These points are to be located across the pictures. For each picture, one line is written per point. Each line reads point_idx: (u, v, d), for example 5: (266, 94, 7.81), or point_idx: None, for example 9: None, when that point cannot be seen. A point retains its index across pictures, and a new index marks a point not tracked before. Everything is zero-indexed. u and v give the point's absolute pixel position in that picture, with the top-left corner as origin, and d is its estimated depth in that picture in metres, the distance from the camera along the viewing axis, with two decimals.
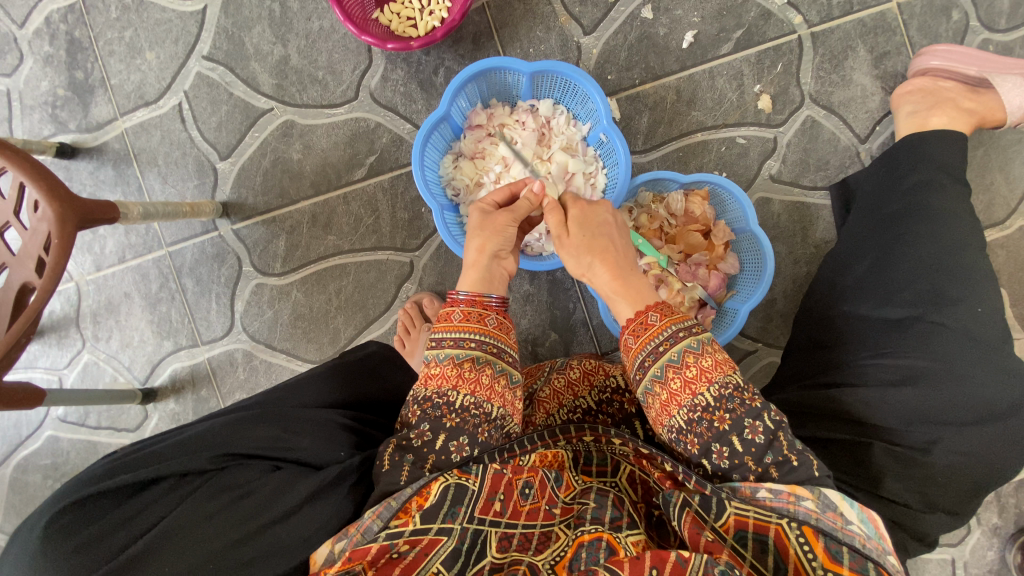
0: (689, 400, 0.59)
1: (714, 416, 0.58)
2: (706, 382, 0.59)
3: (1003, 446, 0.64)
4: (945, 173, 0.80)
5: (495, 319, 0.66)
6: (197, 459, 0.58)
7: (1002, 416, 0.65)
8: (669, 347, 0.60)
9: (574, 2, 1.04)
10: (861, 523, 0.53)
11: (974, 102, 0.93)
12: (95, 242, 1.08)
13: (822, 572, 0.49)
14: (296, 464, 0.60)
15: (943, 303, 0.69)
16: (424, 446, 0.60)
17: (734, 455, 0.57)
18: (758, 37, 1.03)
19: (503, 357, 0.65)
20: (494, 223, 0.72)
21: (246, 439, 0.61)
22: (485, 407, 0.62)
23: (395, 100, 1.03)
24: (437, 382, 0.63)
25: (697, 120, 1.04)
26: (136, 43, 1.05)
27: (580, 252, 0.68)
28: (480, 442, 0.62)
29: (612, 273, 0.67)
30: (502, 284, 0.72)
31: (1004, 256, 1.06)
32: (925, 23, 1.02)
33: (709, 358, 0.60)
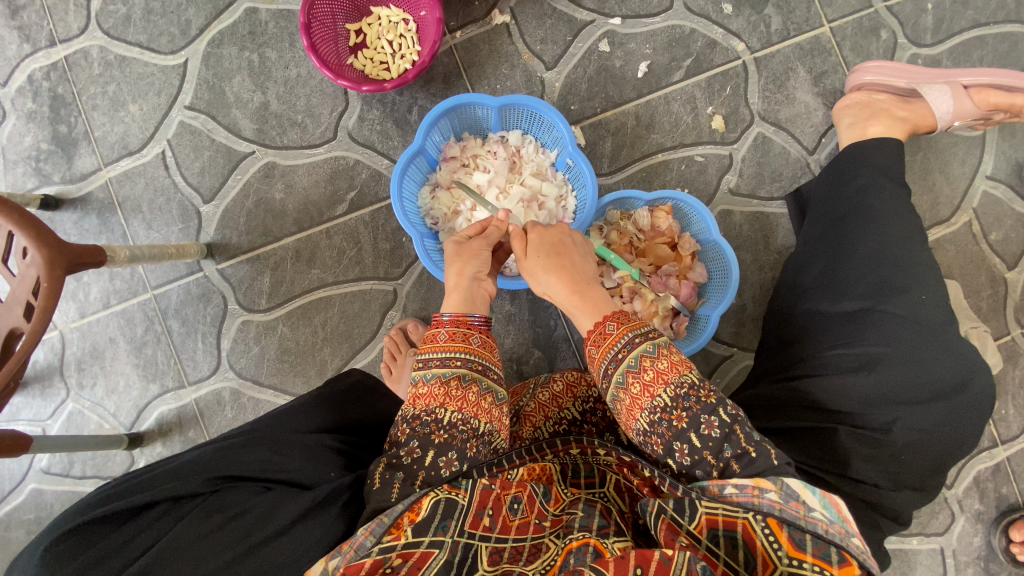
0: (649, 402, 0.62)
1: (674, 415, 0.62)
2: (664, 383, 0.62)
3: (959, 421, 0.69)
4: (883, 176, 0.87)
5: (479, 338, 0.69)
6: (191, 483, 0.59)
7: (952, 392, 0.70)
8: (627, 354, 0.64)
9: (535, 41, 1.12)
10: (823, 508, 0.55)
11: (907, 111, 1.01)
12: (80, 289, 1.10)
13: (788, 561, 0.52)
14: (286, 484, 0.61)
15: (891, 293, 0.74)
16: (413, 464, 0.62)
17: (695, 450, 0.60)
18: (706, 63, 1.12)
19: (488, 374, 0.67)
20: (469, 248, 0.77)
21: (237, 462, 0.62)
22: (472, 423, 0.64)
23: (373, 138, 1.08)
24: (425, 400, 0.65)
25: (657, 142, 1.12)
26: (119, 97, 1.10)
27: (539, 269, 0.74)
28: (469, 457, 0.63)
29: (568, 287, 0.72)
30: (485, 305, 0.75)
31: (953, 250, 1.13)
32: (856, 44, 1.13)
33: (665, 360, 0.63)
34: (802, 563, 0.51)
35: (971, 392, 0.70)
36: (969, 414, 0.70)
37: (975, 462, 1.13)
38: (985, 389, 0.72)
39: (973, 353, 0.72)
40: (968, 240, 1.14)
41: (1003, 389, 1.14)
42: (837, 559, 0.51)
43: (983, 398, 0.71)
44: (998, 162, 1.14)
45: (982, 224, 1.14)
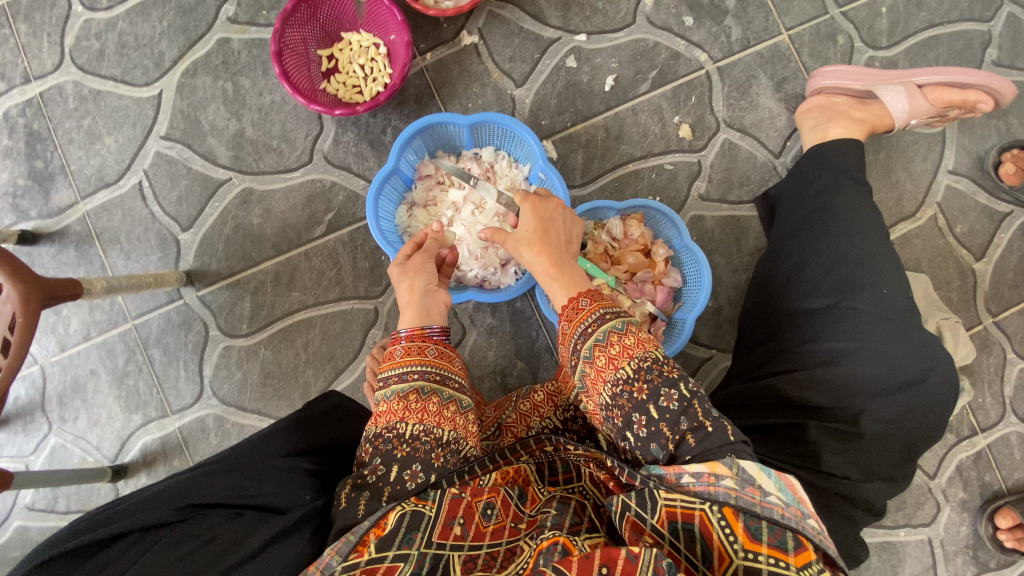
0: (612, 375, 0.67)
1: (636, 388, 0.65)
2: (629, 357, 0.67)
3: (925, 410, 0.71)
4: (843, 176, 0.90)
5: (434, 349, 0.73)
6: (159, 512, 0.59)
7: (915, 382, 0.71)
8: (597, 328, 0.69)
9: (504, 59, 1.15)
10: (778, 491, 0.56)
11: (864, 113, 1.05)
12: (59, 323, 1.09)
13: (744, 554, 0.52)
14: (257, 510, 0.62)
15: (854, 289, 0.76)
16: (378, 480, 0.64)
17: (653, 421, 0.64)
18: (671, 75, 1.15)
19: (448, 384, 0.71)
20: (413, 266, 0.83)
21: (209, 489, 0.62)
22: (435, 433, 0.67)
23: (348, 159, 1.10)
24: (386, 417, 0.68)
25: (627, 152, 1.15)
26: (94, 130, 1.10)
27: (522, 240, 0.83)
28: (436, 468, 0.65)
29: (549, 262, 0.80)
30: (439, 314, 0.80)
31: (920, 244, 1.17)
32: (815, 50, 1.17)
33: (632, 336, 0.68)
34: (758, 554, 0.52)
35: (934, 381, 0.72)
36: (933, 403, 0.72)
37: (956, 451, 1.15)
38: (950, 379, 0.73)
39: (936, 344, 0.74)
40: (934, 234, 1.17)
41: (978, 377, 1.16)
42: (792, 546, 0.52)
43: (948, 386, 0.73)
44: (957, 157, 1.18)
45: (946, 217, 1.17)
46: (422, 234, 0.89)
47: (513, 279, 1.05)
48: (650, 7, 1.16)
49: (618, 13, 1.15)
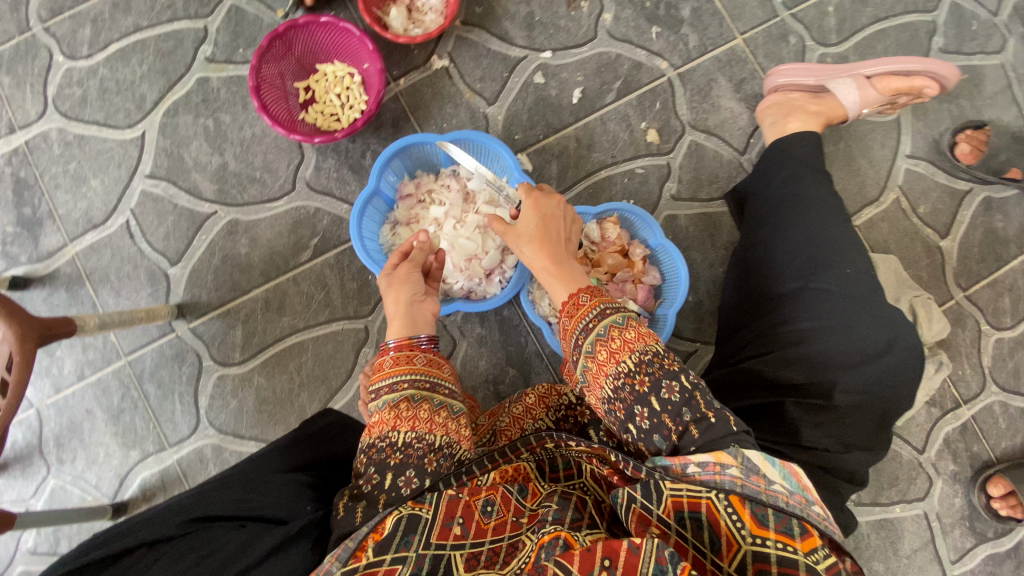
0: (614, 368, 0.69)
1: (637, 380, 0.68)
2: (630, 350, 0.69)
3: (893, 378, 0.75)
4: (802, 166, 0.95)
5: (423, 357, 0.76)
6: (164, 526, 0.59)
7: (882, 352, 0.75)
8: (597, 323, 0.72)
9: (474, 80, 1.20)
10: (783, 480, 0.60)
11: (819, 106, 1.10)
12: (53, 364, 1.10)
13: (752, 539, 0.55)
14: (259, 521, 0.63)
15: (819, 271, 0.80)
16: (374, 489, 0.65)
17: (655, 412, 0.66)
18: (635, 84, 1.21)
19: (438, 391, 0.73)
20: (400, 276, 0.86)
21: (213, 503, 0.63)
22: (427, 438, 0.68)
23: (330, 185, 1.13)
24: (379, 427, 0.70)
25: (599, 160, 1.19)
26: (80, 173, 1.13)
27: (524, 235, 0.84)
28: (430, 472, 0.67)
29: (550, 260, 0.82)
30: (427, 323, 0.83)
31: (886, 227, 1.21)
32: (769, 51, 1.23)
33: (632, 331, 0.70)
34: (766, 540, 0.55)
35: (900, 351, 0.76)
36: (899, 371, 0.76)
37: (943, 425, 1.18)
38: (916, 347, 0.77)
39: (900, 316, 0.78)
40: (899, 216, 1.22)
41: (956, 351, 1.20)
42: (799, 532, 0.55)
43: (912, 355, 0.77)
44: (913, 142, 1.24)
45: (909, 199, 1.23)
46: (409, 243, 0.91)
47: (498, 288, 1.08)
48: (610, 22, 1.21)
49: (579, 29, 1.21)
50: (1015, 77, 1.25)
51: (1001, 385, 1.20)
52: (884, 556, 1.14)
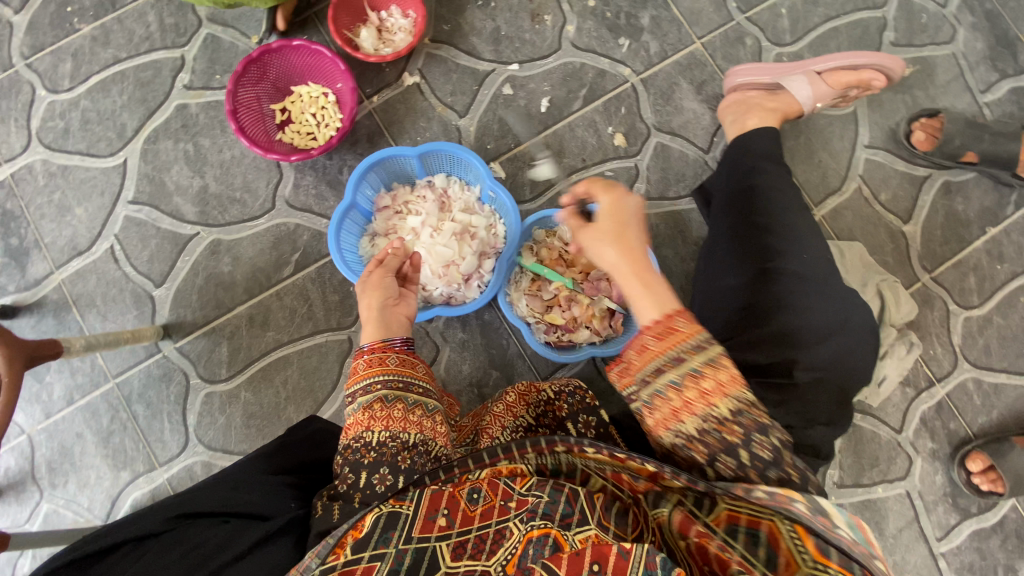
0: (703, 409, 0.61)
1: (727, 428, 0.61)
2: (723, 394, 0.62)
3: (847, 355, 0.80)
4: (759, 160, 1.00)
5: (395, 357, 0.79)
6: (150, 522, 0.61)
7: (836, 331, 0.80)
8: (692, 356, 0.63)
9: (445, 94, 1.24)
10: (850, 528, 0.57)
11: (775, 102, 1.15)
12: (43, 390, 1.12)
13: (812, 564, 0.51)
14: (241, 517, 0.65)
15: (778, 256, 0.85)
16: (349, 488, 0.69)
17: (739, 465, 0.61)
18: (600, 90, 1.25)
19: (412, 390, 0.76)
20: (373, 283, 0.89)
21: (198, 501, 0.65)
22: (401, 437, 0.71)
23: (309, 202, 1.17)
24: (354, 428, 0.73)
25: (569, 165, 1.24)
26: (65, 202, 1.16)
27: (603, 240, 0.74)
28: (403, 469, 0.69)
29: (637, 275, 0.71)
30: (401, 326, 0.85)
31: (850, 215, 1.26)
32: (726, 53, 1.29)
33: (726, 372, 0.63)
34: (828, 569, 0.50)
35: (850, 330, 0.81)
36: (853, 349, 0.80)
37: (918, 404, 1.21)
38: (864, 325, 0.83)
39: (850, 298, 0.84)
40: (862, 204, 1.27)
41: (926, 331, 1.24)
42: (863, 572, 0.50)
43: (862, 334, 0.83)
44: (871, 133, 1.29)
45: (870, 187, 1.27)
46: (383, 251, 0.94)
47: (477, 291, 1.11)
48: (573, 33, 1.27)
49: (544, 41, 1.26)
50: (964, 66, 1.31)
51: (972, 362, 1.23)
52: None
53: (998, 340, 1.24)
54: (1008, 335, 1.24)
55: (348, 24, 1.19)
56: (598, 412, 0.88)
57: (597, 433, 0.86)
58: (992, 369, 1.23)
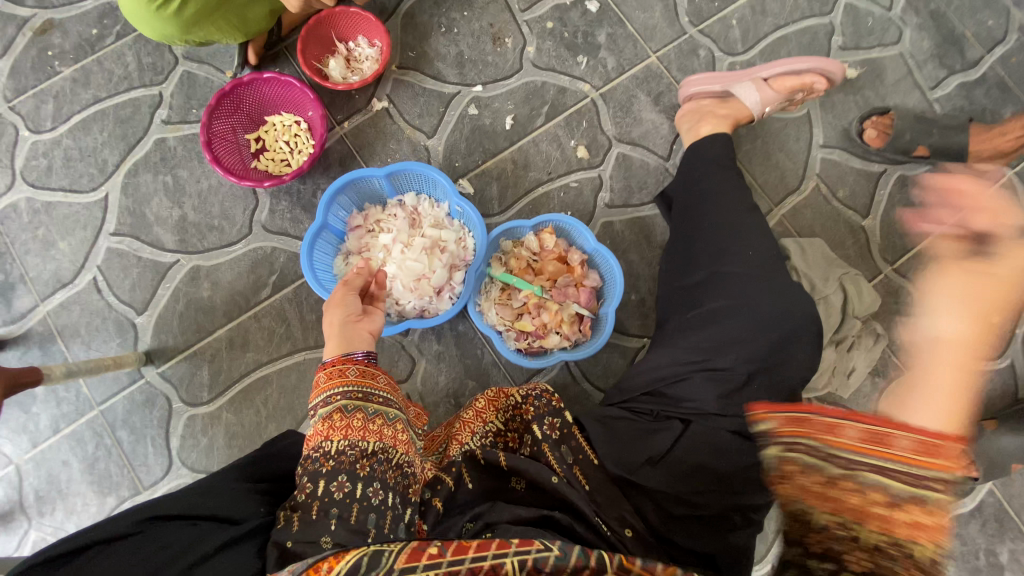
0: (897, 530, 0.51)
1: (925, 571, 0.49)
2: (922, 533, 0.50)
3: (789, 345, 0.88)
4: (711, 165, 1.06)
5: (355, 369, 0.81)
6: (119, 524, 0.63)
7: (780, 323, 0.88)
8: (933, 484, 0.51)
9: (413, 116, 1.29)
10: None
11: (727, 109, 1.20)
12: (29, 421, 1.14)
13: None
14: (210, 520, 0.68)
15: (723, 258, 0.95)
16: (307, 498, 0.70)
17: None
18: (562, 106, 1.31)
19: (372, 400, 0.79)
20: (336, 300, 0.92)
21: (167, 505, 0.67)
22: (359, 445, 0.73)
23: (285, 225, 1.21)
24: (314, 439, 0.75)
25: (535, 178, 1.28)
26: (49, 237, 1.20)
27: (957, 283, 0.65)
28: (360, 476, 0.71)
29: (957, 391, 0.61)
30: (364, 341, 0.87)
31: (809, 213, 1.30)
32: (681, 65, 1.34)
33: (935, 517, 0.50)
34: None
35: (795, 320, 0.88)
36: (796, 341, 0.88)
37: (888, 393, 1.24)
38: (811, 315, 0.89)
39: (795, 291, 0.90)
40: (820, 202, 1.31)
41: (891, 322, 1.27)
42: None
43: (809, 325, 0.89)
44: (825, 133, 1.33)
45: (828, 185, 1.32)
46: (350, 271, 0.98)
47: (449, 303, 1.14)
48: (533, 53, 1.32)
49: (506, 62, 1.32)
50: (912, 65, 1.36)
51: None
52: None
53: None
54: None
55: (317, 55, 1.25)
56: (564, 413, 0.88)
57: (563, 433, 0.86)
58: None
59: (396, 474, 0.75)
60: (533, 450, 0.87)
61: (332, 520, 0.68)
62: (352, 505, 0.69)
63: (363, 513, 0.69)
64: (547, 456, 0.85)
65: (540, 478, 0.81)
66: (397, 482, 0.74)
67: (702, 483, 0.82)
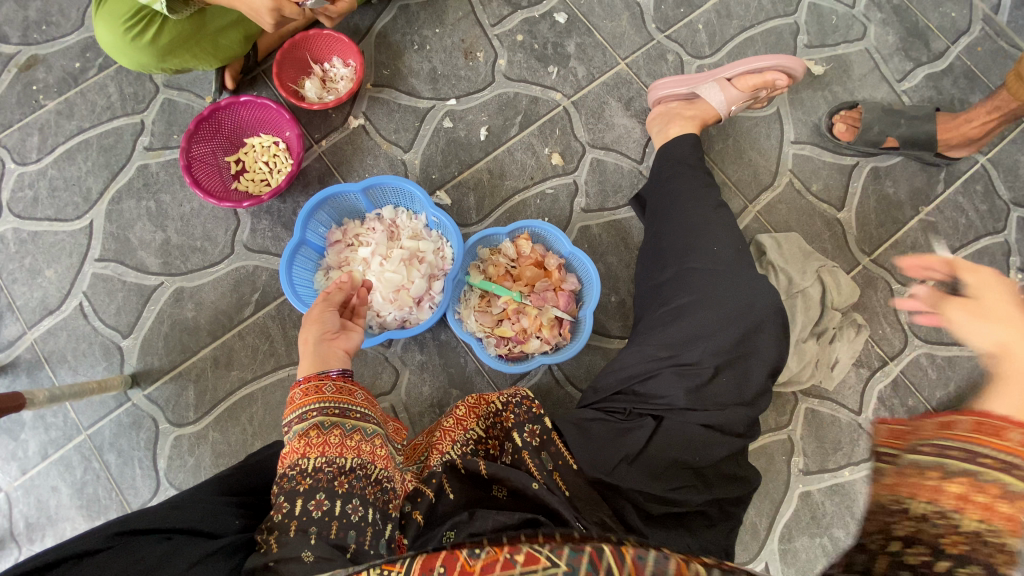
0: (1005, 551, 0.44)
1: (954, 536, 0.45)
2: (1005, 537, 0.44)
3: (756, 337, 0.90)
4: (679, 164, 1.08)
5: (332, 385, 0.82)
6: (89, 540, 0.62)
7: (746, 316, 0.90)
8: None
9: (389, 132, 1.32)
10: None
11: (694, 110, 1.23)
12: (19, 448, 1.15)
13: None
14: (185, 534, 0.67)
15: (691, 254, 0.96)
16: (284, 517, 0.70)
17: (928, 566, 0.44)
18: (535, 116, 1.33)
19: (349, 416, 0.79)
20: (315, 317, 0.92)
21: (140, 519, 0.67)
22: (337, 462, 0.74)
23: (266, 244, 1.23)
24: (290, 457, 0.75)
25: (511, 186, 1.31)
26: (35, 266, 1.22)
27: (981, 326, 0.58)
28: (338, 493, 0.72)
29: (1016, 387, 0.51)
30: (339, 359, 0.88)
31: (784, 208, 1.32)
32: (650, 70, 1.37)
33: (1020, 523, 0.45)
34: None
35: (762, 313, 0.90)
36: (761, 332, 0.90)
37: (874, 383, 1.24)
38: (776, 308, 0.91)
39: (760, 285, 0.92)
40: (795, 196, 1.32)
41: (873, 312, 1.27)
42: None
43: (774, 317, 0.91)
44: (796, 129, 1.35)
45: (802, 180, 1.33)
46: (336, 284, 1.00)
47: (429, 312, 1.15)
48: (505, 66, 1.35)
49: (478, 76, 1.35)
50: (879, 59, 1.38)
51: (923, 338, 1.26)
52: (843, 522, 1.19)
53: None
54: None
55: (293, 77, 1.28)
56: (542, 419, 0.88)
57: (542, 440, 0.87)
58: (944, 342, 1.26)
59: (376, 490, 0.75)
60: (513, 458, 0.87)
61: (311, 537, 0.68)
62: (332, 522, 0.70)
63: (343, 530, 0.70)
64: (528, 463, 0.85)
65: (520, 486, 0.81)
66: (376, 499, 0.74)
67: (676, 479, 0.83)
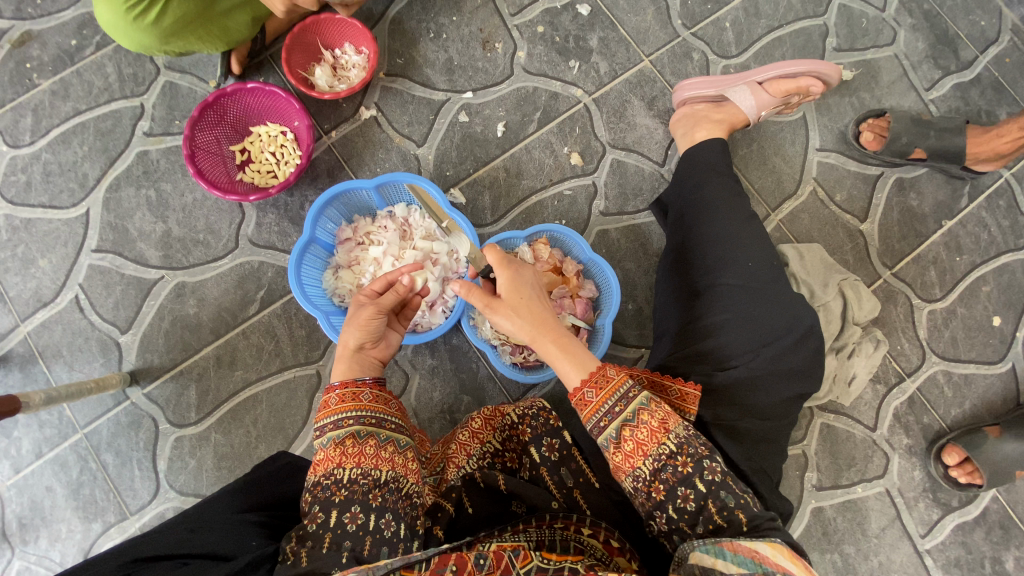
0: (654, 448, 0.70)
1: (654, 486, 0.70)
2: (643, 454, 0.70)
3: (789, 353, 0.88)
4: (709, 171, 1.03)
5: (369, 393, 0.77)
6: (105, 568, 0.60)
7: (778, 334, 0.88)
8: (624, 408, 0.71)
9: (402, 125, 1.27)
10: (738, 565, 0.60)
11: (722, 114, 1.18)
12: (11, 445, 1.11)
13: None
14: (202, 558, 0.65)
15: (723, 268, 0.92)
16: (319, 528, 0.67)
17: (672, 519, 0.70)
18: (553, 112, 1.28)
19: (385, 426, 0.75)
20: (361, 317, 0.83)
21: (157, 543, 0.65)
22: (373, 474, 0.71)
23: (272, 239, 1.18)
24: (324, 465, 0.72)
25: (528, 186, 1.26)
26: (28, 255, 1.17)
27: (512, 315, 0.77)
28: (374, 507, 0.69)
29: (556, 342, 0.77)
30: (372, 368, 0.83)
31: (807, 217, 1.28)
32: (675, 69, 1.32)
33: (643, 429, 0.70)
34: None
35: (794, 330, 0.89)
36: (793, 349, 0.89)
37: (891, 399, 1.23)
38: (806, 325, 0.90)
39: (791, 302, 0.91)
40: (817, 206, 1.29)
41: (891, 327, 1.25)
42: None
43: (804, 334, 0.90)
44: (822, 135, 1.31)
45: (825, 189, 1.30)
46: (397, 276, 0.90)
47: (442, 317, 1.12)
48: (524, 59, 1.30)
49: (496, 68, 1.29)
50: (908, 66, 1.34)
51: (940, 354, 1.25)
52: (853, 538, 1.18)
53: (964, 331, 1.25)
54: (974, 326, 1.26)
55: (302, 63, 1.21)
56: (562, 434, 0.86)
57: (562, 455, 0.85)
58: (961, 360, 1.25)
59: (406, 504, 0.72)
60: (532, 474, 0.86)
61: (343, 553, 0.66)
62: (364, 537, 0.68)
63: (376, 546, 0.68)
64: (546, 479, 0.85)
65: (540, 503, 0.80)
66: (407, 513, 0.72)
67: None
